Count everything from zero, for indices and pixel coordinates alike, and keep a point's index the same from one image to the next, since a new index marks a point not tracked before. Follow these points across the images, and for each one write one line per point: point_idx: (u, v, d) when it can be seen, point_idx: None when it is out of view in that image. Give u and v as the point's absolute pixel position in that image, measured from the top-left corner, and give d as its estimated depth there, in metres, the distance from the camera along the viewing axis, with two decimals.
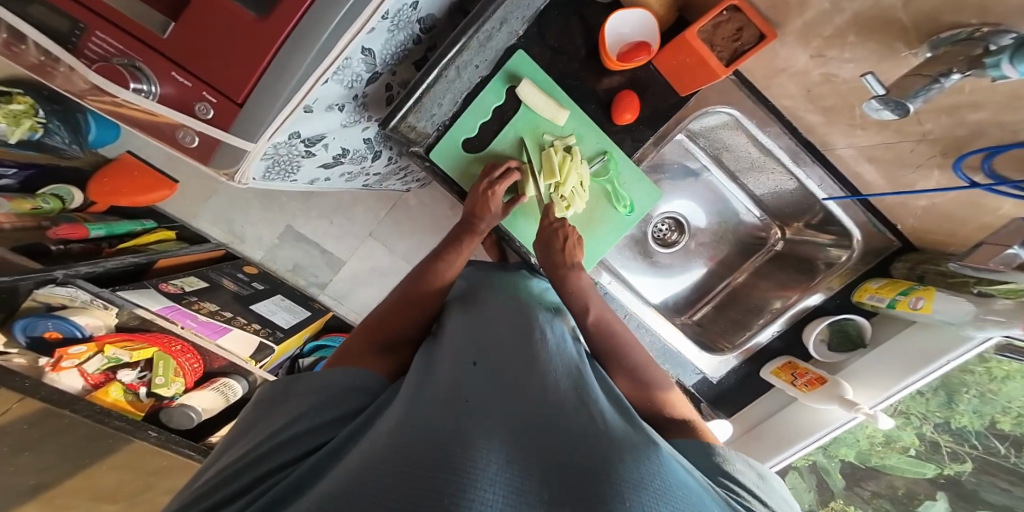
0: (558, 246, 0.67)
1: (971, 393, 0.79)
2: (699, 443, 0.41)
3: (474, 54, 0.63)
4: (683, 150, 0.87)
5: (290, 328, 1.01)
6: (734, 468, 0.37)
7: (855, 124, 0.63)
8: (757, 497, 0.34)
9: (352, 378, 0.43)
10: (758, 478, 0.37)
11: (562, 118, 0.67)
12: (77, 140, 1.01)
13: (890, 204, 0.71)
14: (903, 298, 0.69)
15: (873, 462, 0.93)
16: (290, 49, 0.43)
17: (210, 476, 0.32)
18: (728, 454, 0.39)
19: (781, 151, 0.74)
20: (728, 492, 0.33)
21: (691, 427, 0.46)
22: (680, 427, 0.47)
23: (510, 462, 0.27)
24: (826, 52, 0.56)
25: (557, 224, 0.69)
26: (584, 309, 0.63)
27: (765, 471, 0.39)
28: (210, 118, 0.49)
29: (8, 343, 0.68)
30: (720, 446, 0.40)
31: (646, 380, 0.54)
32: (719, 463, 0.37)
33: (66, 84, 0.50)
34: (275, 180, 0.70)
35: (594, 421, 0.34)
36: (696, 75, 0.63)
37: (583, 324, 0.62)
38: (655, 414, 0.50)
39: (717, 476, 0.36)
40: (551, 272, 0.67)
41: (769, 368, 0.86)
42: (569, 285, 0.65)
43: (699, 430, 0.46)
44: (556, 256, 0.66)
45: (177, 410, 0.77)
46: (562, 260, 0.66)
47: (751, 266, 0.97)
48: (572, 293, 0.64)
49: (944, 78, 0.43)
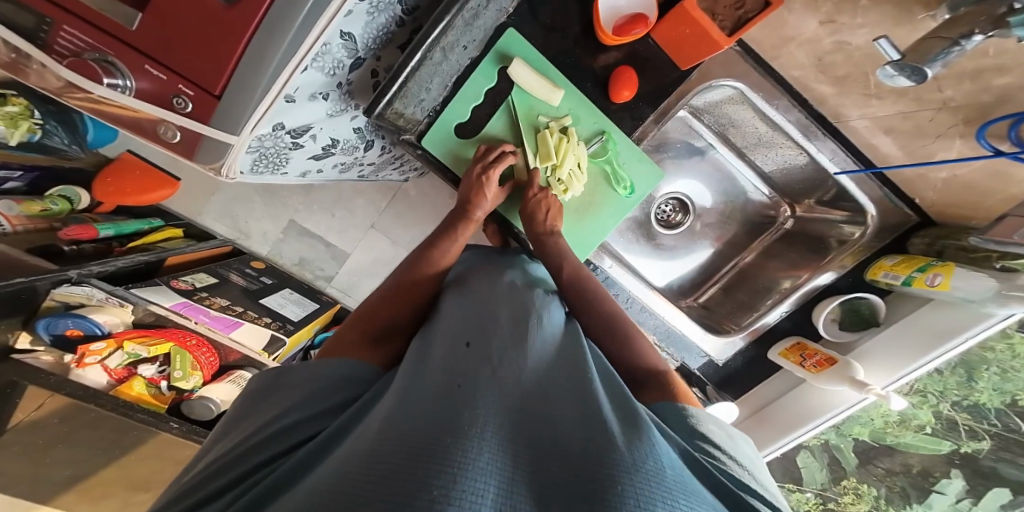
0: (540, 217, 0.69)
1: (992, 371, 0.76)
2: (670, 402, 0.41)
3: (460, 34, 0.62)
4: (687, 128, 0.83)
5: (300, 320, 1.01)
6: (706, 429, 0.36)
7: (870, 93, 0.60)
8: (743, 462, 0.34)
9: (343, 368, 0.42)
10: (726, 436, 0.36)
11: (557, 98, 0.65)
12: (76, 141, 1.03)
13: (908, 177, 0.68)
14: (919, 275, 0.66)
15: (887, 441, 0.90)
16: (263, 36, 0.42)
17: (202, 469, 0.32)
18: (699, 416, 0.38)
19: (791, 125, 0.69)
20: (705, 456, 0.33)
21: (665, 381, 0.45)
22: (653, 380, 0.46)
23: (503, 448, 0.26)
24: (838, 17, 0.54)
25: (538, 193, 0.69)
26: (558, 267, 0.65)
27: (736, 433, 0.38)
28: (189, 112, 0.48)
29: (34, 341, 0.66)
30: (689, 406, 0.40)
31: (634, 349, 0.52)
32: (692, 425, 0.37)
33: (42, 82, 0.49)
34: (264, 174, 0.69)
35: (591, 405, 0.33)
36: (697, 48, 0.60)
37: (558, 279, 0.64)
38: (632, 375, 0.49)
39: (692, 441, 0.35)
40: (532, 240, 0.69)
41: (776, 350, 0.83)
42: (548, 249, 0.68)
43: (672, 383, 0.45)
44: (535, 225, 0.68)
45: (198, 401, 0.78)
46: (541, 226, 0.68)
47: (759, 246, 0.94)
48: (550, 256, 0.66)
49: (966, 40, 0.41)
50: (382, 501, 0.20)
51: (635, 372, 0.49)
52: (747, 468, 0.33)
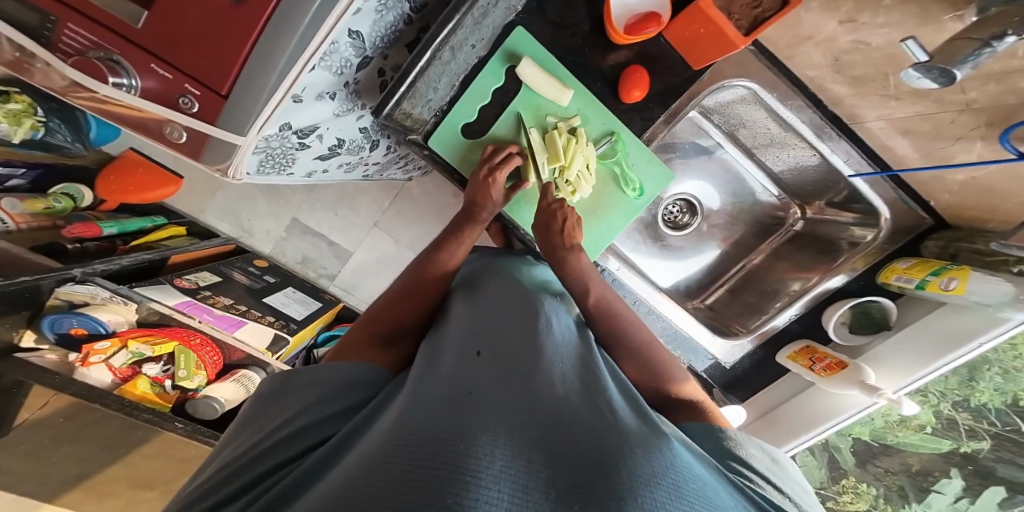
0: (557, 228, 0.65)
1: (993, 371, 0.75)
2: (701, 423, 0.41)
3: (470, 32, 0.60)
4: (695, 128, 0.83)
5: (303, 319, 1.00)
6: (746, 453, 0.35)
7: (889, 95, 0.58)
8: (768, 482, 0.32)
9: (351, 372, 0.41)
10: (770, 461, 0.36)
11: (566, 98, 0.64)
12: (78, 138, 1.00)
13: (924, 179, 0.66)
14: (934, 279, 0.65)
15: (887, 440, 0.90)
16: (270, 34, 0.41)
17: (213, 474, 0.31)
18: (738, 438, 0.37)
19: (804, 125, 0.69)
20: (739, 477, 0.32)
21: (698, 406, 0.45)
22: (686, 407, 0.45)
23: (515, 453, 0.25)
24: (858, 16, 0.52)
25: (553, 204, 0.66)
26: (584, 291, 0.59)
27: (777, 454, 0.38)
28: (195, 112, 0.47)
29: (39, 339, 0.67)
30: (727, 429, 0.39)
31: (650, 360, 0.51)
32: (730, 447, 0.36)
33: (46, 82, 0.49)
34: (270, 174, 0.68)
35: (606, 414, 0.32)
36: (711, 47, 0.58)
37: (583, 307, 0.59)
38: (655, 396, 0.49)
39: (726, 461, 0.35)
40: (550, 255, 0.65)
41: (785, 352, 0.82)
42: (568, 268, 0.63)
43: (705, 409, 0.45)
44: (554, 239, 0.63)
45: (202, 400, 0.77)
46: (561, 242, 0.64)
47: (768, 247, 0.93)
48: (573, 276, 0.61)
49: (997, 41, 0.40)
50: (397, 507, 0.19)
51: (665, 397, 0.48)
52: (778, 486, 0.32)
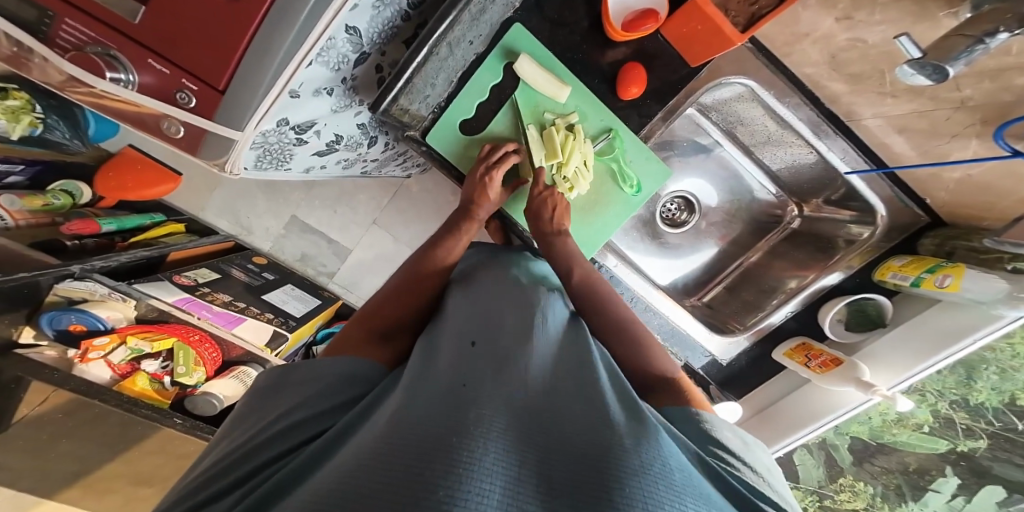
0: (546, 217, 0.67)
1: (990, 370, 0.75)
2: (681, 407, 0.41)
3: (467, 29, 0.61)
4: (693, 125, 0.83)
5: (302, 316, 1.00)
6: (720, 436, 0.36)
7: (885, 92, 0.59)
8: (750, 467, 0.33)
9: (342, 367, 0.41)
10: (744, 445, 0.36)
11: (564, 95, 0.64)
12: (77, 135, 1.00)
13: (921, 176, 0.67)
14: (929, 276, 0.65)
15: (884, 439, 0.90)
16: (268, 29, 0.41)
17: (206, 468, 0.31)
18: (714, 422, 0.38)
19: (801, 123, 0.69)
20: (726, 464, 0.33)
21: (682, 389, 0.45)
22: (670, 388, 0.45)
23: (508, 446, 0.26)
24: (854, 14, 0.52)
25: (543, 191, 0.68)
26: (568, 271, 0.62)
27: (750, 439, 0.38)
28: (192, 107, 0.47)
29: (37, 336, 0.67)
30: (705, 412, 0.39)
31: (640, 346, 0.52)
32: (707, 430, 0.36)
33: (43, 76, 0.49)
34: (268, 169, 0.68)
35: (599, 407, 0.32)
36: (709, 44, 0.59)
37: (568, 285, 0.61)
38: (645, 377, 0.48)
39: (706, 446, 0.35)
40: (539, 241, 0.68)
41: (781, 349, 0.83)
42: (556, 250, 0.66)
43: (688, 393, 0.44)
44: (542, 226, 0.66)
45: (201, 397, 0.77)
46: (548, 227, 0.67)
47: (765, 245, 0.93)
48: (559, 260, 0.64)
49: (990, 37, 0.41)
50: (390, 501, 0.19)
51: (652, 379, 0.48)
52: (759, 473, 0.33)
